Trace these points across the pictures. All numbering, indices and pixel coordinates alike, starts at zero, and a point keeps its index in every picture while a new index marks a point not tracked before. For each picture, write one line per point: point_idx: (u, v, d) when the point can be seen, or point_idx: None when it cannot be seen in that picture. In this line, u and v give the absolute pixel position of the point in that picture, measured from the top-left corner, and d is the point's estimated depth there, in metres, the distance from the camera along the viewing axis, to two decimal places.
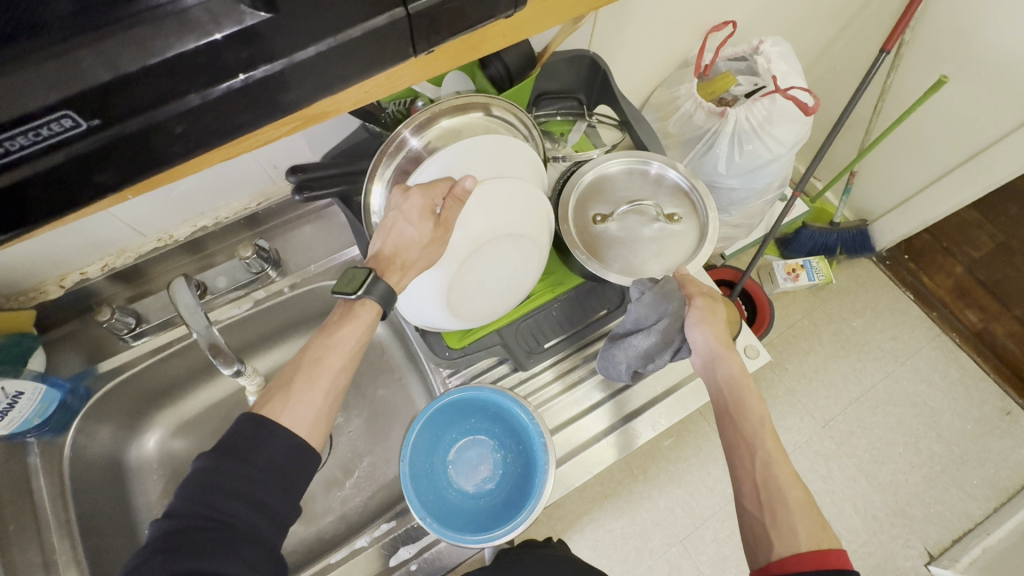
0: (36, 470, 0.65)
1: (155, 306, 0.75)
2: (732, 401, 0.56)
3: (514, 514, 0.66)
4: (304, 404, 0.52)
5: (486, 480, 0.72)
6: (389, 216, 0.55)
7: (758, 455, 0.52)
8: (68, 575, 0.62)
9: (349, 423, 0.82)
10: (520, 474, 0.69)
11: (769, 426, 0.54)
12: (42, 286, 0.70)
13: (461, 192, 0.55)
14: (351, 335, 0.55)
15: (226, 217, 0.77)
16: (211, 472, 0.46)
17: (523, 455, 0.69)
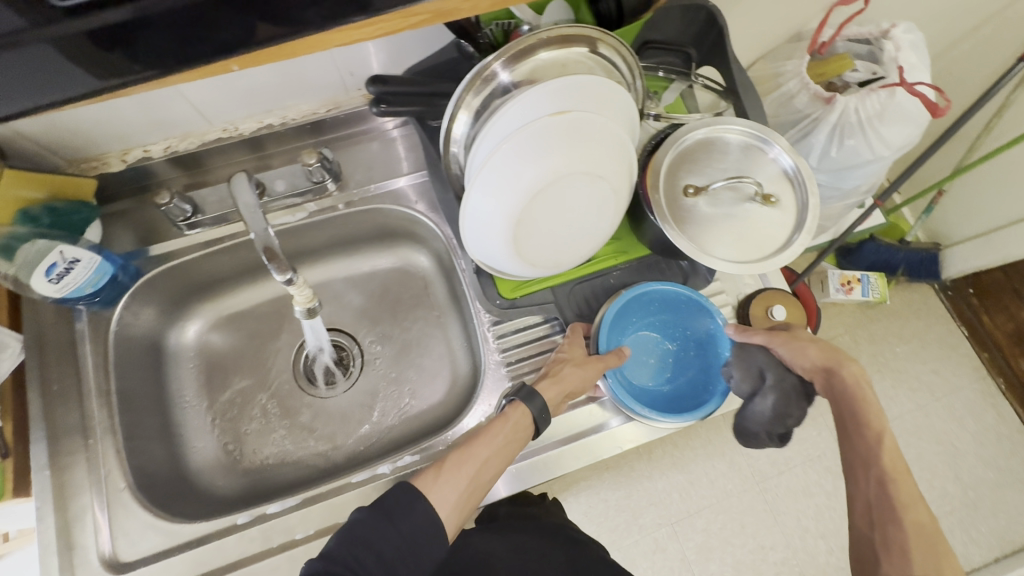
0: (82, 336, 0.67)
1: (213, 198, 0.73)
2: (848, 415, 0.56)
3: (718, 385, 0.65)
4: (448, 484, 0.55)
5: (659, 370, 0.69)
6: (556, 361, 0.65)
7: (872, 475, 0.52)
8: (104, 443, 0.63)
9: (382, 350, 0.82)
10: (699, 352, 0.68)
11: (888, 439, 0.53)
12: (105, 157, 0.69)
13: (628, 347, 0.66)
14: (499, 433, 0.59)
15: (293, 119, 0.74)
16: (364, 526, 0.49)
17: (696, 334, 0.68)
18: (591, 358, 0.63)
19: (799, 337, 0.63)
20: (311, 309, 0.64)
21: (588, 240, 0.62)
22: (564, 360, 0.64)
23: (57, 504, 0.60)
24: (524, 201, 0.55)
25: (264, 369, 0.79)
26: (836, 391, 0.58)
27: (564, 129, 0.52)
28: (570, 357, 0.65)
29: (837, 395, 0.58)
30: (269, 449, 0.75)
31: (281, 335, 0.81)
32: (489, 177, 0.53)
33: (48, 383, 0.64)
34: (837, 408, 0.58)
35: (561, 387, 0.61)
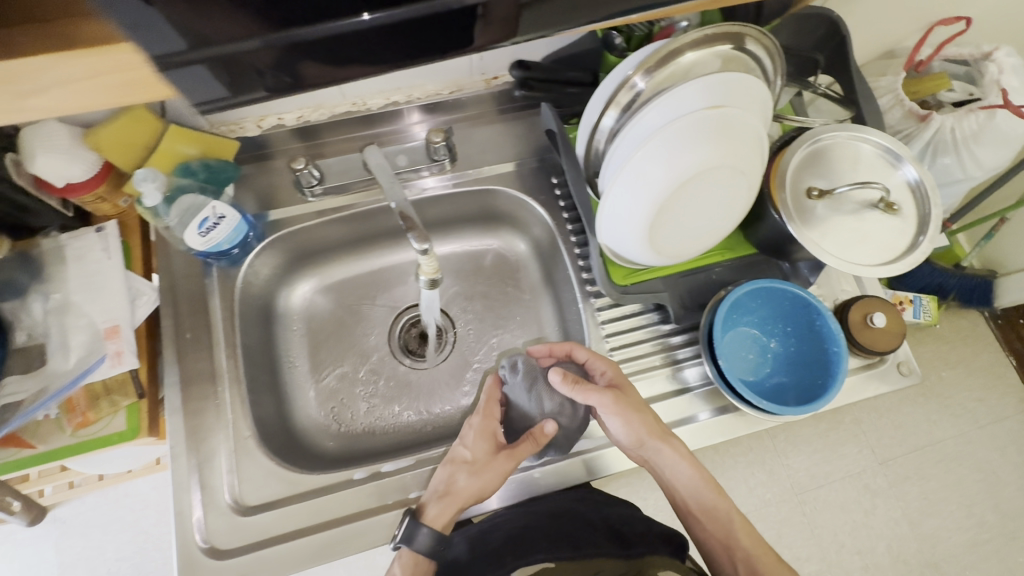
0: (212, 291, 0.70)
1: (339, 169, 0.76)
2: (699, 525, 0.67)
3: (819, 378, 0.66)
4: None
5: (757, 365, 0.70)
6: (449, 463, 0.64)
7: (737, 556, 0.64)
8: (230, 392, 0.66)
9: (473, 328, 0.85)
10: (798, 350, 0.69)
11: (736, 520, 0.66)
12: (243, 122, 0.72)
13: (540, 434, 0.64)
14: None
15: (418, 98, 0.77)
16: None
17: (797, 332, 0.69)
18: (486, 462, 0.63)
19: (631, 404, 0.63)
20: (433, 280, 0.67)
21: (712, 234, 0.64)
22: (462, 465, 0.63)
23: (187, 445, 0.63)
24: (661, 194, 0.58)
25: (363, 337, 0.82)
26: (683, 498, 0.68)
27: (700, 125, 0.55)
28: (474, 458, 0.63)
29: (690, 506, 0.68)
30: (366, 413, 0.78)
31: (378, 305, 0.84)
32: (627, 175, 0.56)
33: (181, 331, 0.67)
34: (688, 517, 0.68)
35: (452, 505, 0.61)
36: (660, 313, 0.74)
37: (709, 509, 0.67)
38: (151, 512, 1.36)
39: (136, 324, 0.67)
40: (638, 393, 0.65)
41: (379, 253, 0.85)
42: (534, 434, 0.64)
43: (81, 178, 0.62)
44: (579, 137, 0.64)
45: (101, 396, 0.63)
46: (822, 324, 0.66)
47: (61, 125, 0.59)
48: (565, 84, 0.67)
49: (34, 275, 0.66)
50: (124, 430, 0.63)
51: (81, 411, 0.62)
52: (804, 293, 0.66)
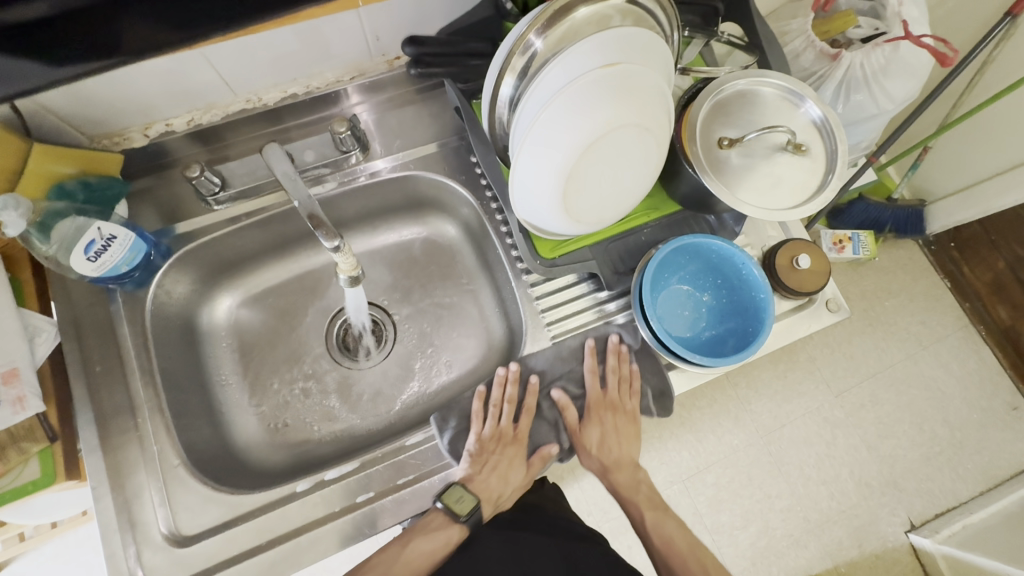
0: (119, 317, 0.66)
1: (242, 171, 0.71)
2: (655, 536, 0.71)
3: (752, 327, 0.67)
4: None
5: (694, 320, 0.71)
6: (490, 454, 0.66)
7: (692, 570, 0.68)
8: (154, 422, 0.62)
9: (411, 320, 0.82)
10: (731, 301, 0.70)
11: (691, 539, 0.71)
12: (128, 132, 0.67)
13: (547, 451, 0.68)
14: (439, 550, 0.63)
15: (318, 87, 0.73)
16: None
17: (726, 284, 0.70)
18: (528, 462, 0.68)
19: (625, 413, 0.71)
20: (355, 278, 0.64)
21: (629, 194, 0.63)
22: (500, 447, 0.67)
23: (112, 483, 0.60)
24: (571, 158, 0.56)
25: (300, 344, 0.79)
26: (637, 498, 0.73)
27: (595, 86, 0.53)
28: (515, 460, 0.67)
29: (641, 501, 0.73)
30: (312, 420, 0.76)
31: (309, 310, 0.81)
32: (532, 148, 0.55)
33: (92, 365, 0.64)
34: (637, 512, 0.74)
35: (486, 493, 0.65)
36: (593, 282, 0.74)
37: (674, 519, 0.72)
38: None
39: (35, 364, 0.62)
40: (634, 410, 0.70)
41: (304, 256, 0.82)
42: (540, 452, 0.68)
43: None
44: (483, 114, 0.62)
45: (7, 445, 0.58)
46: (747, 274, 0.66)
47: None
48: (466, 56, 0.64)
49: None
50: (39, 477, 0.59)
51: None
52: (723, 243, 0.66)
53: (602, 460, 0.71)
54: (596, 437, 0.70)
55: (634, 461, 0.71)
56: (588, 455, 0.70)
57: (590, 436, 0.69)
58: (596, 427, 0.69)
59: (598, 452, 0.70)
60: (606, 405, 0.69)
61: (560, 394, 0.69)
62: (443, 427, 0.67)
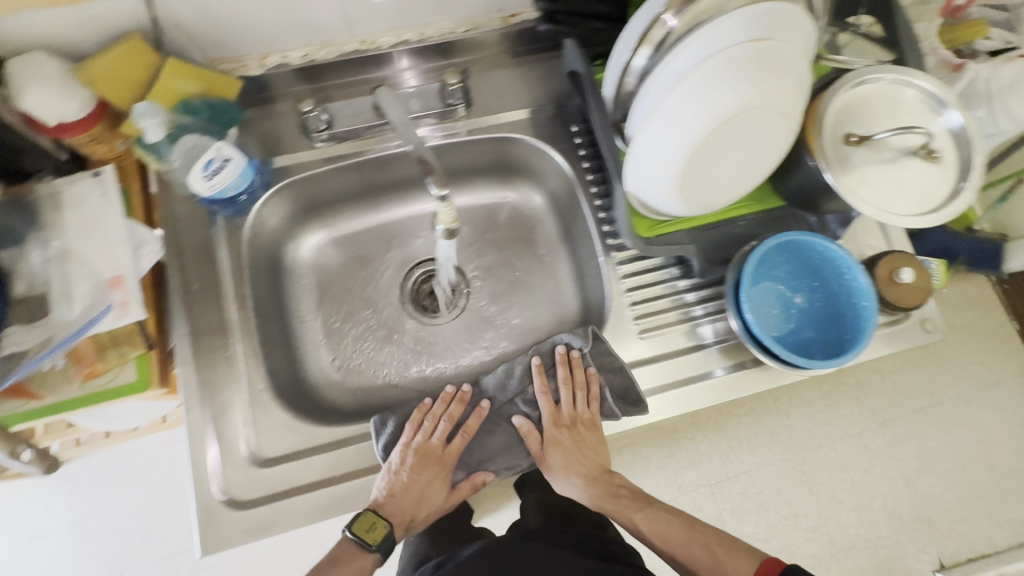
0: (218, 240, 0.67)
1: (348, 112, 0.71)
2: (650, 524, 0.67)
3: (848, 335, 0.65)
4: None
5: (783, 321, 0.68)
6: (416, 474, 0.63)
7: (702, 554, 0.62)
8: (243, 345, 0.64)
9: (486, 285, 0.82)
10: (825, 307, 0.67)
11: (691, 525, 0.65)
12: (244, 60, 0.67)
13: (479, 479, 0.65)
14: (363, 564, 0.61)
15: (431, 36, 0.72)
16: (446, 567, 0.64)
17: (823, 288, 0.67)
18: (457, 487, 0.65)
19: (581, 433, 0.68)
20: (450, 232, 0.64)
21: (744, 180, 0.61)
22: (433, 467, 0.64)
23: (201, 397, 0.62)
24: (701, 133, 0.54)
25: (377, 292, 0.80)
26: (614, 499, 0.69)
27: (741, 60, 0.51)
28: (444, 483, 0.65)
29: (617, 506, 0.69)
30: (381, 369, 0.77)
31: (382, 261, 0.82)
32: (662, 119, 0.54)
33: (189, 283, 0.65)
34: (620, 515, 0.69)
35: (405, 510, 0.62)
36: (679, 268, 0.72)
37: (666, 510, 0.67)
38: (159, 470, 1.39)
39: (140, 274, 0.64)
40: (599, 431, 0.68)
41: (389, 205, 0.82)
42: (471, 479, 0.65)
43: (75, 117, 0.58)
44: (606, 79, 0.60)
45: (108, 346, 0.61)
46: (850, 279, 0.64)
47: (52, 61, 0.55)
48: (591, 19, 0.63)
49: (29, 221, 0.63)
50: (135, 381, 0.62)
51: (88, 362, 0.60)
52: (830, 244, 0.64)
53: (572, 477, 0.68)
54: (562, 460, 0.66)
55: (600, 460, 0.69)
56: (557, 475, 0.67)
57: (553, 457, 0.66)
58: (557, 448, 0.66)
59: (564, 472, 0.67)
60: (562, 424, 0.67)
61: (520, 419, 0.66)
62: (380, 430, 0.63)
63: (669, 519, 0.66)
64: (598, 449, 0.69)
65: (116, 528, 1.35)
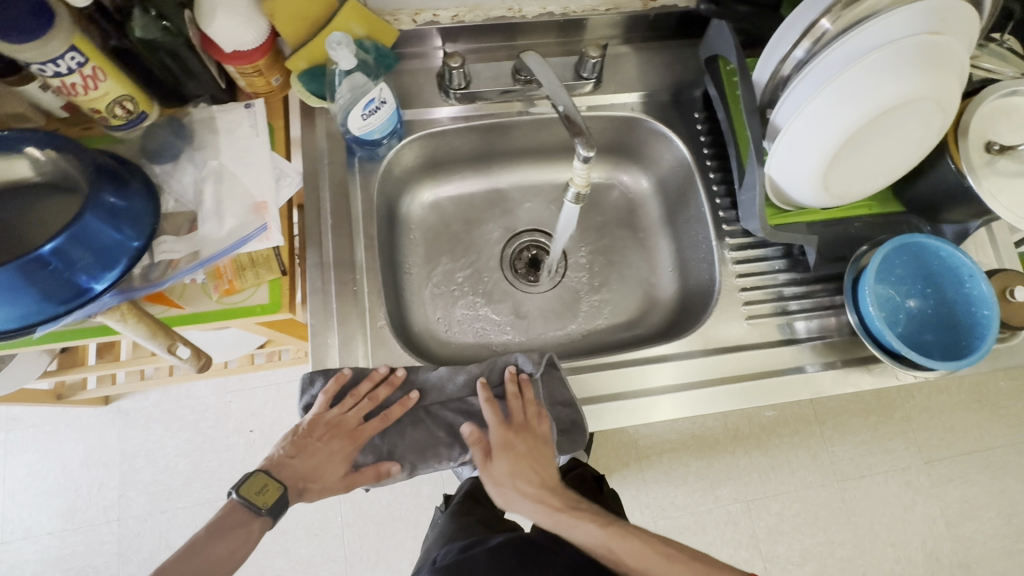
0: (353, 182, 0.71)
1: (487, 75, 0.74)
2: (607, 549, 0.58)
3: (965, 341, 0.65)
4: (208, 555, 0.55)
5: (895, 323, 0.68)
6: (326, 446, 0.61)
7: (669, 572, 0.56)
8: (368, 282, 0.67)
9: (583, 262, 0.83)
10: (941, 312, 0.67)
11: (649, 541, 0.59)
12: (399, 14, 0.70)
13: (384, 471, 0.59)
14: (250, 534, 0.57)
15: (574, 12, 0.74)
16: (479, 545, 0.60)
17: (939, 294, 0.67)
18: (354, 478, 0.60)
19: (535, 440, 0.63)
20: (580, 195, 0.66)
21: (883, 174, 0.62)
22: (346, 446, 0.61)
23: (327, 326, 0.64)
24: (861, 119, 0.55)
25: (478, 253, 0.82)
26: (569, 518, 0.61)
27: (916, 51, 0.52)
28: (348, 466, 0.61)
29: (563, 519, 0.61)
30: (476, 328, 0.78)
31: (485, 225, 0.83)
32: (813, 110, 0.56)
33: (323, 218, 0.68)
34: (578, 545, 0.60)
35: (308, 475, 0.60)
36: (785, 262, 0.73)
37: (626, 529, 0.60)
38: (209, 416, 1.42)
39: (279, 204, 0.66)
40: (547, 446, 0.63)
41: (499, 172, 0.84)
42: (376, 466, 0.60)
43: (250, 46, 0.61)
44: (759, 69, 0.62)
45: (247, 267, 0.64)
46: (973, 287, 0.64)
47: None
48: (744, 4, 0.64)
49: (185, 141, 0.67)
50: (267, 303, 0.64)
51: (228, 279, 0.63)
52: (960, 255, 0.64)
53: (519, 489, 0.62)
54: (504, 468, 0.61)
55: (547, 470, 0.63)
56: (504, 485, 0.62)
57: (498, 463, 0.61)
58: (505, 456, 0.61)
59: (511, 476, 0.61)
60: (512, 431, 0.62)
61: (468, 427, 0.61)
62: (308, 389, 0.61)
63: (626, 539, 0.58)
64: (547, 465, 0.64)
65: (162, 467, 1.38)
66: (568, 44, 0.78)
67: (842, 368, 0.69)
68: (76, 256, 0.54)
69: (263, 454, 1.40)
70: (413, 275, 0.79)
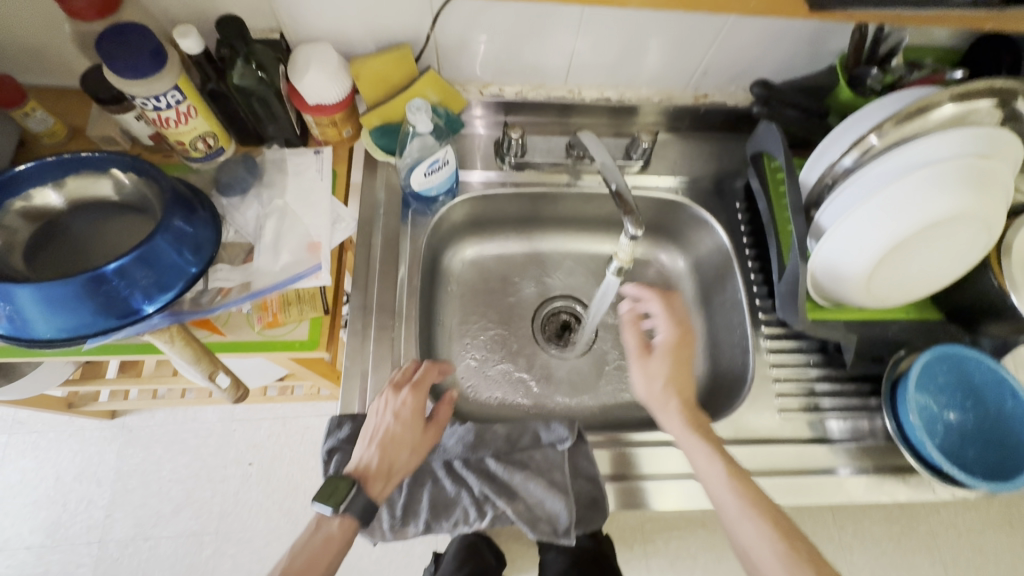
0: (404, 233, 0.74)
1: (542, 147, 0.79)
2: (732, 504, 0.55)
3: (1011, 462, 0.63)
4: None
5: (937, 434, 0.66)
6: (377, 419, 0.58)
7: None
8: (405, 330, 0.68)
9: (613, 333, 0.83)
10: (984, 428, 0.65)
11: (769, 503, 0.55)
12: (469, 86, 0.76)
13: (449, 398, 0.61)
14: (326, 549, 0.52)
15: (629, 99, 0.79)
16: None
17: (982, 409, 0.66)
18: (423, 437, 0.59)
19: (683, 357, 0.63)
20: (622, 268, 0.68)
21: (926, 283, 0.63)
22: (400, 399, 0.59)
23: (360, 369, 0.65)
24: (910, 228, 0.57)
25: (510, 312, 0.83)
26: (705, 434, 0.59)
27: (965, 172, 0.55)
28: (410, 412, 0.58)
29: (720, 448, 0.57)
30: (502, 387, 0.78)
31: (520, 285, 0.85)
32: (859, 215, 0.58)
33: (370, 264, 0.71)
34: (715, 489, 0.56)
35: (385, 450, 0.56)
36: (818, 357, 0.73)
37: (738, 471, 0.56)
38: (211, 442, 1.40)
39: (332, 244, 0.69)
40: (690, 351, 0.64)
41: (539, 236, 0.86)
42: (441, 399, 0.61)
43: (331, 101, 0.66)
44: (807, 169, 0.66)
45: (293, 302, 0.65)
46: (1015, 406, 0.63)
47: (333, 52, 0.65)
48: (789, 108, 0.68)
49: (254, 177, 0.71)
50: (306, 339, 0.65)
51: (272, 312, 0.65)
52: (1007, 374, 0.63)
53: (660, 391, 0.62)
54: (664, 367, 0.63)
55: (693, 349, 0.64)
56: (658, 388, 0.62)
57: (655, 362, 0.63)
58: (663, 359, 0.63)
59: (663, 377, 0.62)
60: (670, 347, 0.63)
61: (627, 308, 0.68)
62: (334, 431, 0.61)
63: (775, 544, 0.52)
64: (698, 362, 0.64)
65: (154, 490, 1.34)
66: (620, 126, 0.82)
67: (875, 476, 0.67)
68: (140, 275, 0.55)
69: (258, 489, 1.36)
70: (446, 326, 0.80)
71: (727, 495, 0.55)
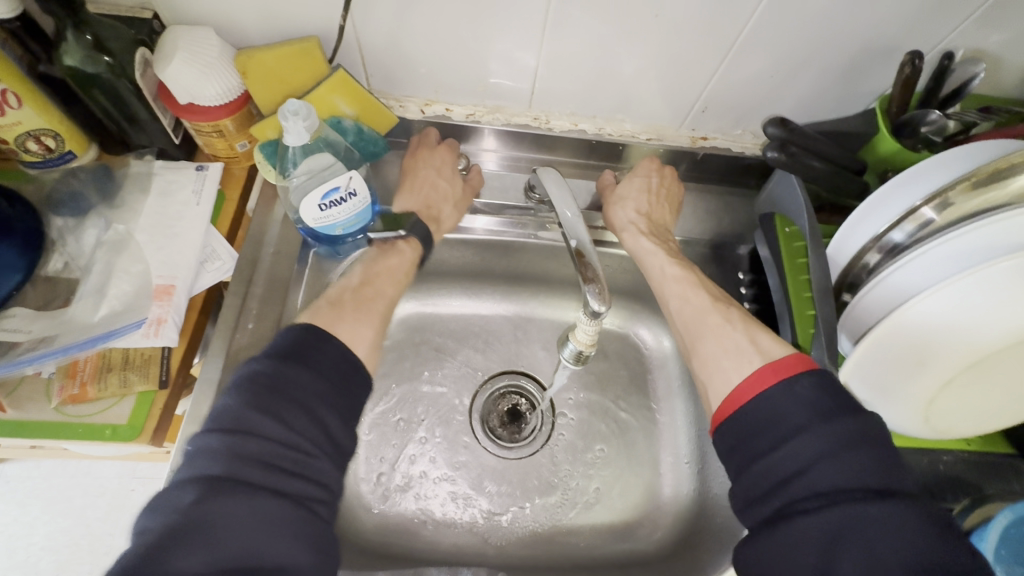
0: (298, 280, 0.56)
1: (496, 187, 0.64)
2: (692, 321, 0.49)
3: None
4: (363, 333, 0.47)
5: None
6: (419, 173, 0.58)
7: (746, 334, 0.45)
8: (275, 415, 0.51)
9: (574, 430, 0.63)
10: None
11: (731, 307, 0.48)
12: (407, 102, 0.60)
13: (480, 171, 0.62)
14: (401, 268, 0.54)
15: (609, 134, 0.63)
16: None
17: None
18: (465, 188, 0.60)
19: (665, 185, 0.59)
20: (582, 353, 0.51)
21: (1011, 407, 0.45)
22: (436, 167, 0.59)
23: None
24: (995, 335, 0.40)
25: (441, 391, 0.63)
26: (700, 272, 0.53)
27: None
28: (449, 181, 0.59)
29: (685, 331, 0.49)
30: (417, 493, 0.59)
31: (458, 356, 0.65)
32: (923, 311, 0.40)
33: (242, 321, 0.53)
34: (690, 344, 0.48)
35: (439, 216, 0.58)
36: None
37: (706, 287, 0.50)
38: None
39: (193, 292, 0.52)
40: (674, 184, 0.60)
41: (491, 296, 0.67)
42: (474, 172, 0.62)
43: (210, 102, 0.50)
44: (836, 242, 0.48)
45: (114, 369, 0.47)
46: None
47: (216, 38, 0.49)
48: (815, 156, 0.50)
49: (104, 195, 0.54)
50: (123, 424, 0.46)
51: (81, 381, 0.47)
52: None
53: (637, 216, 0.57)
54: (639, 185, 0.58)
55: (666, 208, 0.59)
56: (629, 221, 0.57)
57: (632, 181, 0.58)
58: (638, 178, 0.58)
59: (639, 191, 0.58)
60: (646, 176, 0.58)
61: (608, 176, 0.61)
62: None
63: (733, 341, 0.45)
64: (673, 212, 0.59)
65: None
66: (598, 167, 0.66)
67: None
68: None
69: None
70: None
71: (696, 298, 0.50)
